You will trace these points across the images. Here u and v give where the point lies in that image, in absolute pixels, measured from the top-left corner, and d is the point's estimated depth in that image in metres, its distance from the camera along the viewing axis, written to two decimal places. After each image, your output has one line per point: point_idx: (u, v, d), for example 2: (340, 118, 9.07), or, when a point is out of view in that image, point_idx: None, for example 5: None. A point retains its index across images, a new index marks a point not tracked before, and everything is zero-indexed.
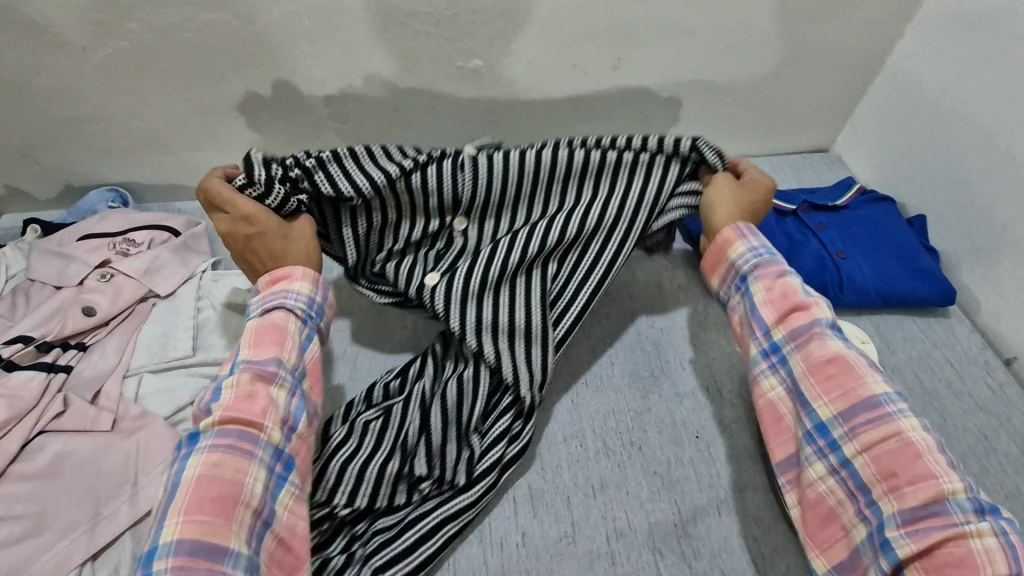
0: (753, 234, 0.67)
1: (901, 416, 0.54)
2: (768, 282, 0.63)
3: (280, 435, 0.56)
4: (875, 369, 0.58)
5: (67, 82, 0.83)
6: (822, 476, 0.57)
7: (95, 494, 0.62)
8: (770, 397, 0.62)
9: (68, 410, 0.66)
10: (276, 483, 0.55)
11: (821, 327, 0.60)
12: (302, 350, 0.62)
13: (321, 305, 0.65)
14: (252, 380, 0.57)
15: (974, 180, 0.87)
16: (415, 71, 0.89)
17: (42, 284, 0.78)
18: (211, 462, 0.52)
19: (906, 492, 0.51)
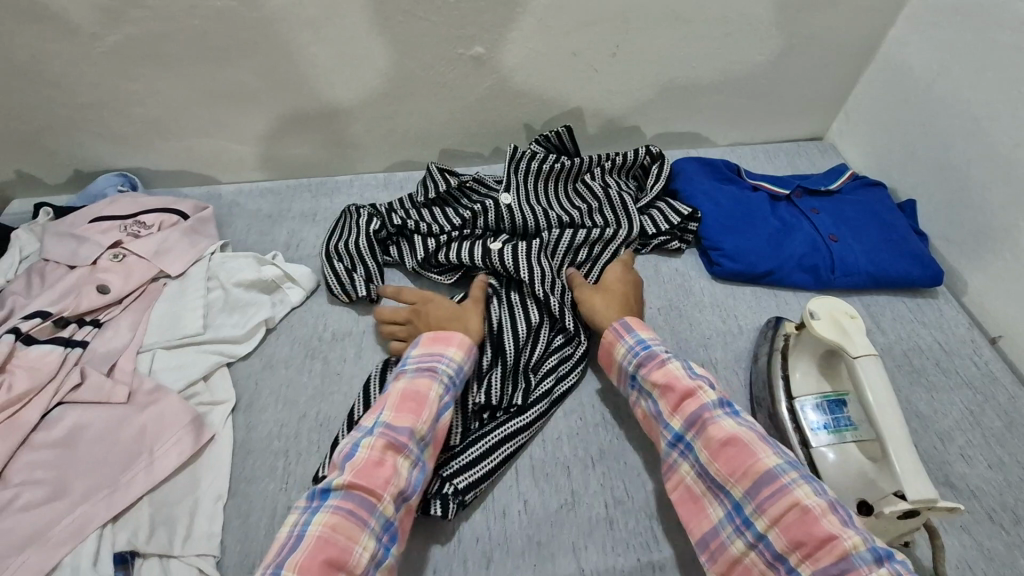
0: (630, 332, 0.72)
1: (796, 484, 0.55)
2: (653, 372, 0.67)
3: (394, 507, 0.57)
4: (767, 442, 0.59)
5: (77, 68, 0.85)
6: (744, 551, 0.56)
7: (113, 463, 0.64)
8: (682, 483, 0.62)
9: (85, 382, 0.69)
10: (383, 551, 0.55)
11: (710, 410, 0.62)
12: (437, 417, 0.64)
13: (463, 376, 0.68)
14: (386, 448, 0.59)
15: (962, 165, 0.90)
16: (417, 58, 0.91)
17: (56, 264, 0.80)
18: (330, 524, 0.54)
19: (819, 555, 0.51)
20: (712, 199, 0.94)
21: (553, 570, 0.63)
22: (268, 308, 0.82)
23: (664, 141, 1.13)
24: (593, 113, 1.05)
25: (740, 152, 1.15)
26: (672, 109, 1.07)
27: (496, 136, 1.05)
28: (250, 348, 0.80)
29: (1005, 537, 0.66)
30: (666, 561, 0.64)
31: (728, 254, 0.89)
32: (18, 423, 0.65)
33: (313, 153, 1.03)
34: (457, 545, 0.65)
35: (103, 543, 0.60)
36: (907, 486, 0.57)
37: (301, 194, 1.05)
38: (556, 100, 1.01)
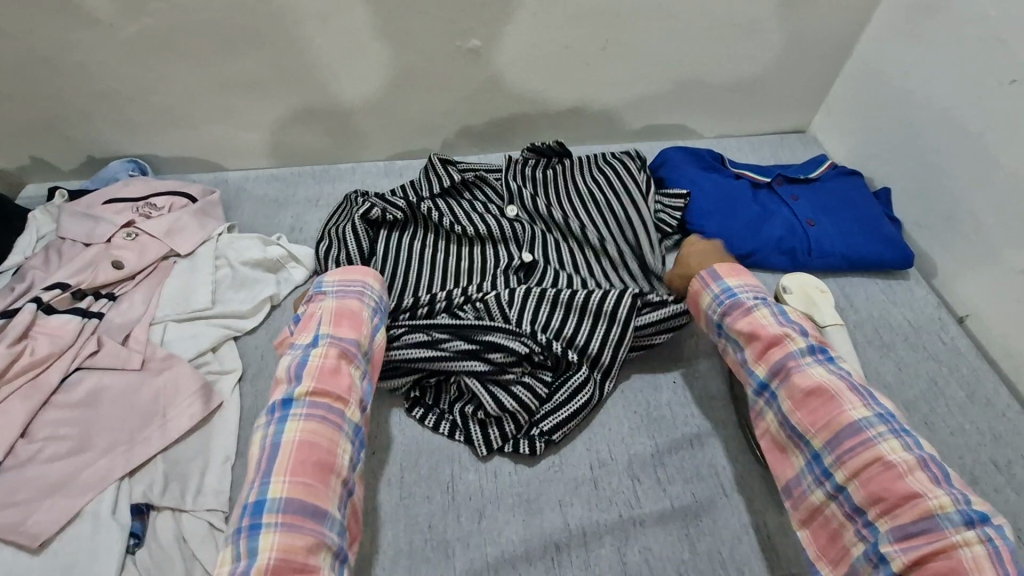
0: (717, 280, 0.74)
1: (882, 440, 0.59)
2: (739, 320, 0.70)
3: (358, 412, 0.66)
4: (857, 394, 0.62)
5: (94, 57, 0.90)
6: (824, 500, 0.61)
7: (130, 422, 0.69)
8: (767, 430, 0.67)
9: (101, 349, 0.73)
10: (355, 454, 0.64)
11: (798, 359, 0.65)
12: (371, 330, 0.72)
13: (385, 304, 0.77)
14: (336, 356, 0.66)
15: (933, 153, 0.95)
16: (419, 51, 0.95)
17: (72, 242, 0.84)
18: (308, 429, 0.61)
19: (897, 511, 0.56)
20: (696, 186, 0.99)
21: (541, 523, 0.68)
22: (274, 285, 0.87)
23: (653, 133, 1.18)
24: (585, 104, 1.09)
25: (726, 143, 1.19)
26: (661, 101, 1.12)
27: (492, 127, 1.10)
28: (257, 322, 0.84)
29: None
30: (647, 516, 0.68)
31: (711, 236, 0.94)
32: (41, 385, 0.69)
33: (317, 142, 1.08)
34: (451, 502, 0.69)
35: (121, 494, 0.64)
36: None
37: (305, 180, 1.09)
38: (550, 90, 1.06)
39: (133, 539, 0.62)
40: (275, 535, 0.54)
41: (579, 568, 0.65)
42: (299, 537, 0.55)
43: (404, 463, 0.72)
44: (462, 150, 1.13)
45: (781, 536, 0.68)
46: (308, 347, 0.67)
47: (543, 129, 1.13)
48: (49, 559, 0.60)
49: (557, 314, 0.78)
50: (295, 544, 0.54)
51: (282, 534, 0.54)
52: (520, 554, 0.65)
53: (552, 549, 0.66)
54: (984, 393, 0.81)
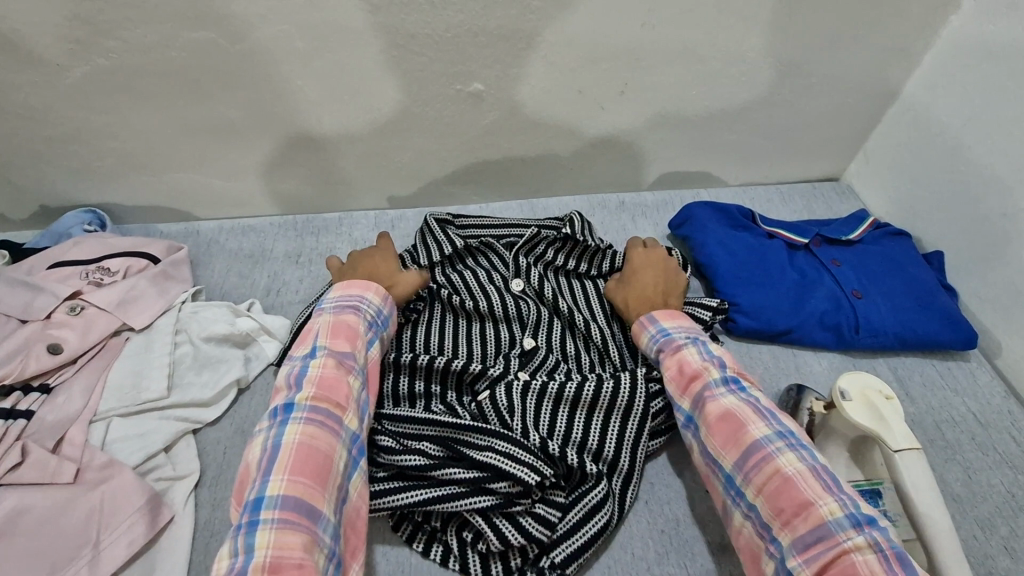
0: (655, 323, 0.72)
1: (781, 453, 0.55)
2: (667, 359, 0.68)
3: (356, 421, 0.60)
4: (762, 413, 0.59)
5: (41, 100, 0.78)
6: (741, 522, 0.57)
7: (52, 557, 0.57)
8: (693, 462, 0.64)
9: (26, 460, 0.61)
10: (352, 463, 0.58)
11: (712, 388, 0.62)
12: (368, 345, 0.67)
13: (386, 318, 0.71)
14: (334, 367, 0.61)
15: (994, 216, 0.84)
16: (413, 95, 0.84)
17: (5, 317, 0.72)
18: (308, 432, 0.55)
19: (795, 523, 0.52)
20: (726, 250, 0.87)
21: None
22: (241, 365, 0.75)
23: (673, 182, 1.07)
24: (600, 150, 0.98)
25: (753, 193, 1.09)
26: (683, 147, 1.00)
27: (495, 175, 0.99)
28: (220, 412, 0.72)
29: None
30: None
31: (745, 309, 0.82)
32: None
33: (301, 190, 0.97)
34: None
35: None
36: None
37: (285, 232, 0.98)
38: (560, 139, 0.95)
39: None
40: (271, 532, 0.49)
41: None
42: (295, 535, 0.49)
43: None
44: (462, 199, 1.03)
45: None
46: (306, 359, 0.62)
47: (552, 176, 1.02)
48: None
49: (565, 411, 0.68)
50: (292, 540, 0.49)
51: (279, 531, 0.49)
52: None
53: None
54: None
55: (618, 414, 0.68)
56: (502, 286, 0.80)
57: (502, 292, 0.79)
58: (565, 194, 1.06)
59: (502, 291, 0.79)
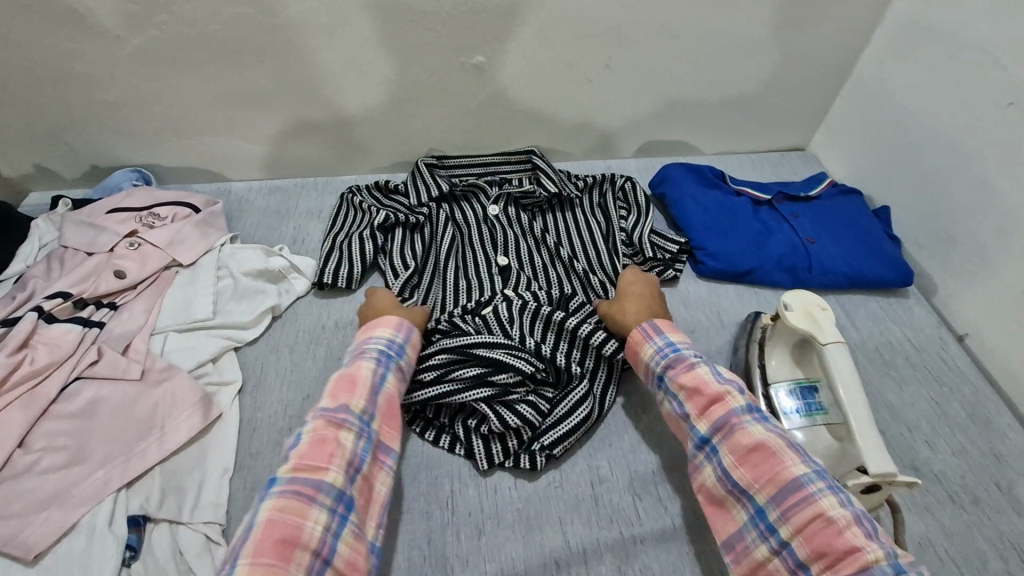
0: (659, 333, 0.72)
1: (822, 495, 0.55)
2: (681, 376, 0.67)
3: (345, 476, 0.58)
4: (794, 448, 0.59)
5: (100, 67, 0.90)
6: (768, 555, 0.57)
7: (127, 434, 0.68)
8: (706, 485, 0.63)
9: (101, 359, 0.72)
10: (338, 519, 0.56)
11: (738, 416, 0.62)
12: (375, 391, 0.66)
13: (400, 348, 0.72)
14: (326, 425, 0.60)
15: (932, 173, 0.96)
16: (422, 67, 0.96)
17: (74, 251, 0.84)
18: (278, 506, 0.54)
19: (839, 566, 0.51)
20: (698, 203, 0.99)
21: (540, 541, 0.67)
22: (274, 296, 0.86)
23: (655, 150, 1.19)
24: (587, 120, 1.10)
25: (726, 161, 1.21)
26: (663, 117, 1.12)
27: (494, 143, 1.11)
28: (257, 333, 0.84)
29: (963, 517, 0.71)
30: (647, 535, 0.68)
31: (713, 252, 0.94)
32: (38, 395, 0.68)
33: (321, 154, 1.09)
34: (451, 518, 0.69)
35: (117, 506, 0.63)
36: (869, 461, 0.61)
37: (307, 192, 1.10)
38: (552, 108, 1.07)
39: (128, 552, 0.60)
40: None
41: None
42: None
43: (403, 478, 0.72)
44: None
45: None
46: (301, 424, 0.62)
47: (546, 144, 1.14)
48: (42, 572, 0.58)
49: (554, 329, 0.80)
50: None
51: None
52: (519, 571, 0.65)
53: (552, 566, 0.65)
54: (985, 414, 0.80)
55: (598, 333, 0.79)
56: (500, 233, 0.96)
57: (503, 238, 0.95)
58: (557, 161, 1.18)
59: (503, 238, 0.95)
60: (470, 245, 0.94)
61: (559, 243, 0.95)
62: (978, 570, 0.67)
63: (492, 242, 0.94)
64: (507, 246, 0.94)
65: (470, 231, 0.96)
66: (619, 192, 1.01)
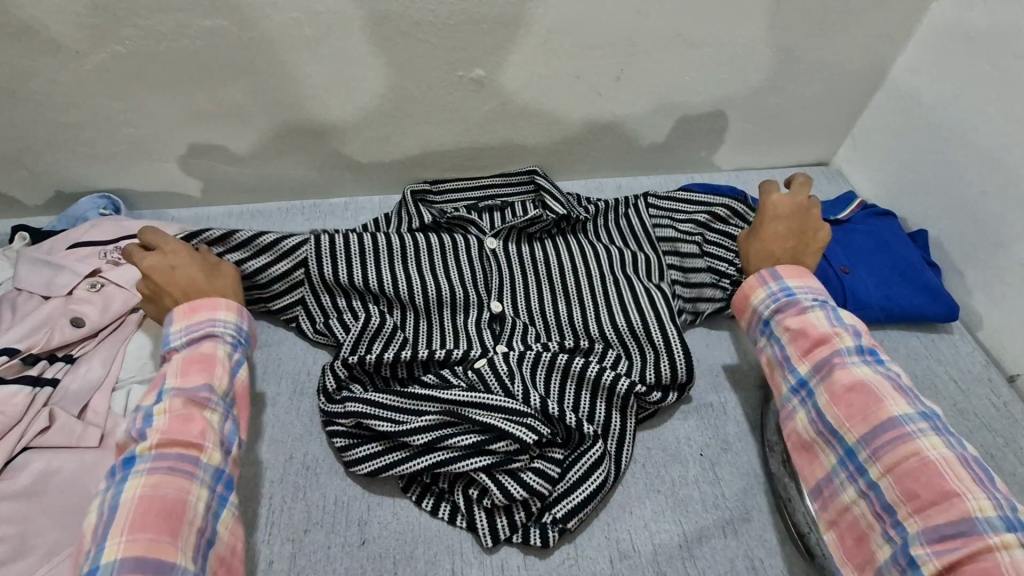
0: (776, 279, 0.70)
1: (923, 436, 0.56)
2: (790, 318, 0.67)
3: (219, 454, 0.58)
4: (904, 394, 0.60)
5: (59, 86, 0.81)
6: (854, 500, 0.58)
7: (81, 515, 0.59)
8: (795, 430, 0.64)
9: (53, 425, 0.63)
10: (218, 501, 0.56)
11: (842, 355, 0.62)
12: (232, 373, 0.63)
13: (249, 334, 0.68)
14: (183, 405, 0.58)
15: (975, 196, 0.87)
16: (416, 81, 0.88)
17: (29, 294, 0.75)
18: (150, 484, 0.53)
19: (931, 511, 0.53)
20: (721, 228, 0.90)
21: None
22: None
23: (669, 166, 1.10)
24: (595, 136, 1.02)
25: (745, 177, 1.12)
26: (677, 132, 1.04)
27: (495, 161, 1.03)
28: None
29: None
30: None
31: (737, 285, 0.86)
32: None
33: (307, 175, 1.00)
34: None
35: None
36: None
37: (292, 218, 1.02)
38: (558, 123, 0.98)
39: None
40: None
41: None
42: None
43: (398, 555, 0.64)
44: None
45: None
46: (152, 405, 0.58)
47: (550, 161, 1.05)
48: None
49: (566, 378, 0.73)
50: None
51: None
52: None
53: None
54: None
55: (615, 379, 0.72)
56: (500, 270, 0.83)
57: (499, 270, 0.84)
58: (562, 179, 1.09)
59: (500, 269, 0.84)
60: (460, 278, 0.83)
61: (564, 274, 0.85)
62: None
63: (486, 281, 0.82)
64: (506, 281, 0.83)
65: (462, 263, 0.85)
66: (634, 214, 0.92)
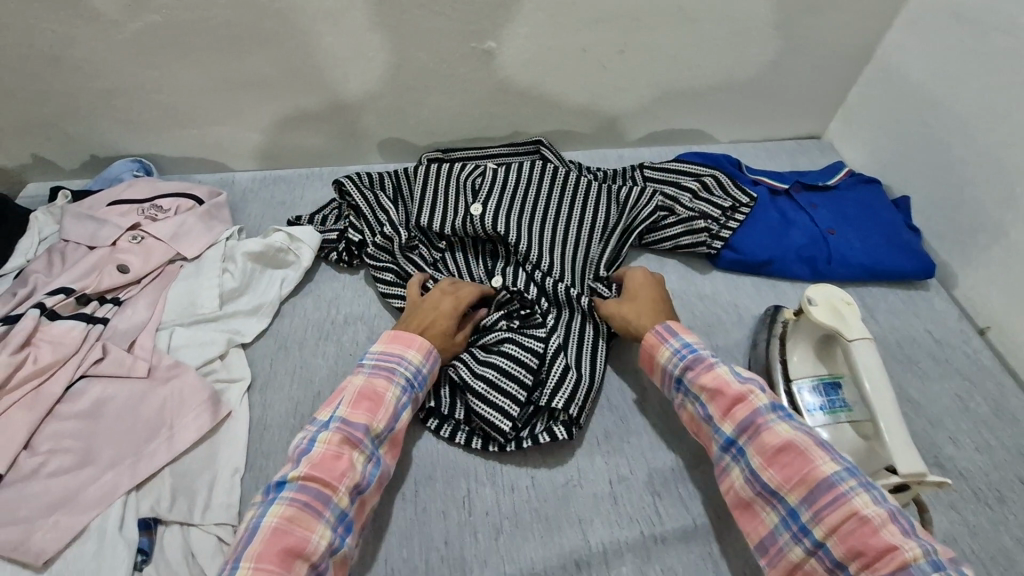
0: (674, 335, 0.71)
1: (854, 493, 0.54)
2: (702, 376, 0.66)
3: (348, 498, 0.57)
4: (825, 446, 0.58)
5: (98, 54, 0.87)
6: (802, 558, 0.56)
7: (135, 434, 0.65)
8: (732, 488, 0.62)
9: (106, 357, 0.70)
10: (337, 541, 0.56)
11: (764, 416, 0.61)
12: (394, 418, 0.64)
13: (425, 376, 0.69)
14: (342, 441, 0.59)
15: (955, 162, 0.93)
16: (430, 52, 0.93)
17: (76, 245, 0.82)
18: (286, 515, 0.54)
19: (878, 565, 0.50)
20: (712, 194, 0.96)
21: (560, 541, 0.66)
22: (277, 288, 0.84)
23: (669, 137, 1.16)
24: (597, 107, 1.07)
25: (741, 149, 1.18)
26: (677, 105, 1.09)
27: (504, 130, 1.08)
28: (264, 322, 0.82)
29: (991, 516, 0.69)
30: (667, 533, 0.67)
31: (729, 245, 0.93)
32: (43, 395, 0.66)
33: (326, 143, 1.06)
34: (467, 519, 0.67)
35: (128, 508, 0.61)
36: (899, 461, 0.60)
37: (312, 183, 1.08)
38: (564, 94, 1.04)
39: (139, 556, 0.59)
40: None
41: None
42: None
43: (417, 477, 0.70)
44: None
45: None
46: (319, 429, 0.60)
47: (556, 132, 1.11)
48: None
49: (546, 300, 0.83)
50: None
51: None
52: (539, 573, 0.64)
53: (572, 566, 0.64)
54: (1011, 409, 0.79)
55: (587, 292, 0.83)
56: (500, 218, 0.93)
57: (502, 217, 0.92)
58: (568, 150, 1.15)
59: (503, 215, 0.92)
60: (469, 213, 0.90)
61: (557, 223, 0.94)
62: (1006, 571, 0.65)
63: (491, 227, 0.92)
64: (492, 196, 0.89)
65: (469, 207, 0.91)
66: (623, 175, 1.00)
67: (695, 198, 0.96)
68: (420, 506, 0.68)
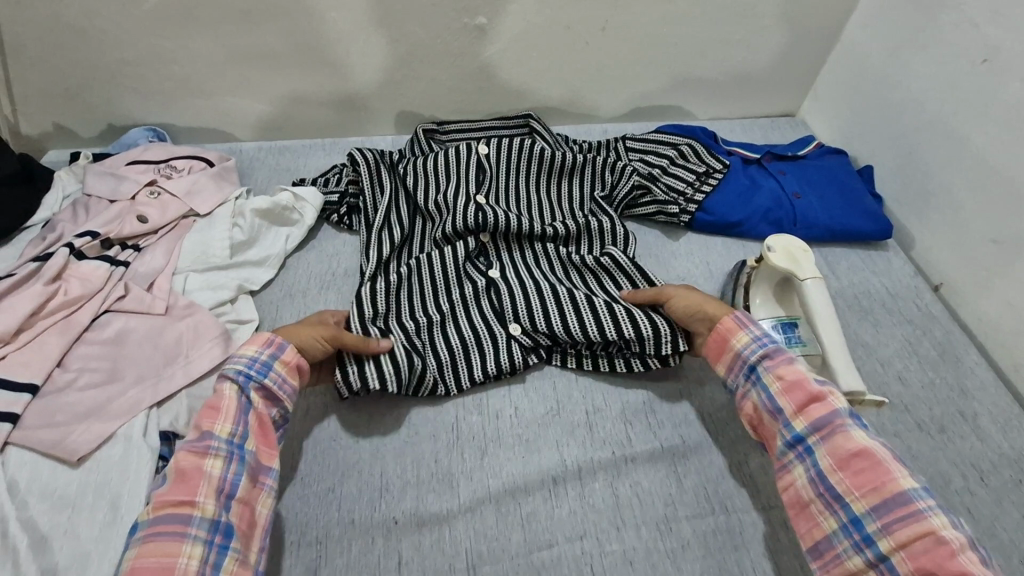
0: (753, 324, 0.73)
1: (932, 513, 0.57)
2: (780, 368, 0.68)
3: (214, 506, 0.58)
4: (899, 463, 0.61)
5: (118, 25, 0.94)
6: (858, 565, 0.58)
7: (157, 360, 0.72)
8: (793, 486, 0.64)
9: (129, 294, 0.77)
10: (216, 551, 0.56)
11: (843, 419, 0.64)
12: (240, 411, 0.64)
13: (267, 362, 0.67)
14: (188, 458, 0.60)
15: (911, 132, 1.00)
16: (425, 28, 1.00)
17: (98, 199, 0.89)
18: (145, 554, 0.55)
19: None
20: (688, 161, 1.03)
21: (539, 460, 0.73)
22: (282, 242, 0.90)
23: (651, 113, 1.23)
24: (582, 83, 1.14)
25: (719, 126, 1.25)
26: (658, 82, 1.16)
27: (495, 104, 1.15)
28: (271, 273, 0.88)
29: (930, 441, 0.77)
30: (637, 454, 0.74)
31: (702, 207, 0.99)
32: (72, 323, 0.73)
33: (328, 115, 1.13)
34: (456, 441, 0.74)
35: (151, 422, 0.69)
36: (842, 381, 0.71)
37: (315, 152, 1.15)
38: (552, 70, 1.11)
39: (161, 462, 0.67)
40: None
41: (574, 500, 0.70)
42: None
43: (411, 406, 0.77)
44: None
45: (761, 473, 0.73)
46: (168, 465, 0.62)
47: (544, 107, 1.18)
48: (86, 474, 0.64)
49: (552, 252, 0.91)
50: None
51: None
52: (520, 486, 0.70)
53: (550, 482, 0.71)
54: (955, 352, 0.86)
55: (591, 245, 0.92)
56: (494, 180, 0.96)
57: (500, 186, 0.96)
58: (555, 124, 1.22)
59: (500, 186, 0.96)
60: (468, 186, 0.94)
61: (548, 193, 0.98)
62: (941, 486, 0.73)
63: (485, 190, 0.95)
64: (489, 180, 0.96)
65: (467, 177, 0.95)
66: (608, 150, 1.07)
67: (672, 164, 1.03)
68: (410, 428, 0.75)
